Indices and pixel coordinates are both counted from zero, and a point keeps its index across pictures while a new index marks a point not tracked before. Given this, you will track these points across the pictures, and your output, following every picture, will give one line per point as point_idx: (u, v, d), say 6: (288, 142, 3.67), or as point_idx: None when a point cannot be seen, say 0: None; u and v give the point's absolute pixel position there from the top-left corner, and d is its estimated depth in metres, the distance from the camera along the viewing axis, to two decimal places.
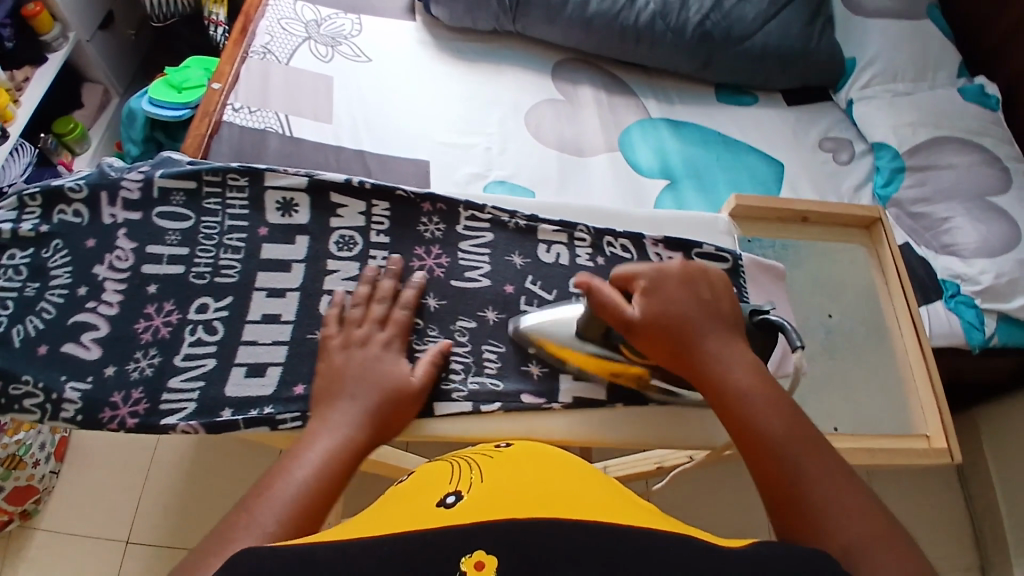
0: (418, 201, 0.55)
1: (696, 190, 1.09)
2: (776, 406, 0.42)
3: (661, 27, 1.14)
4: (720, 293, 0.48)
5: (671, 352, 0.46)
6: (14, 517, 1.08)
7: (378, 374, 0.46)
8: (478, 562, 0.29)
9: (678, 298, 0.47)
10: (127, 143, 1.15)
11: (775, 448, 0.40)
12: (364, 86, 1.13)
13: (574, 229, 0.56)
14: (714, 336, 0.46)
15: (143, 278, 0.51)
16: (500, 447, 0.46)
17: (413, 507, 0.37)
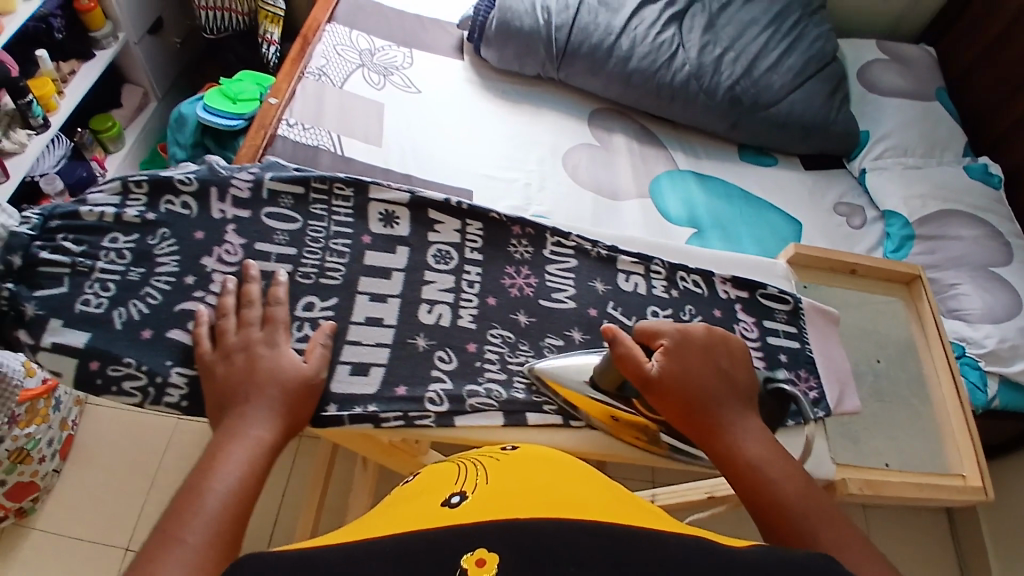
0: (508, 223, 0.59)
1: (722, 241, 1.14)
2: (791, 477, 0.44)
3: (694, 88, 1.21)
4: (738, 365, 0.51)
5: (689, 417, 0.47)
6: (9, 514, 1.04)
7: (269, 370, 0.46)
8: (478, 559, 0.28)
9: (700, 365, 0.49)
10: (173, 146, 1.17)
11: (788, 515, 0.42)
12: (413, 116, 1.18)
13: (650, 262, 0.60)
14: (731, 406, 0.48)
15: None
16: (505, 449, 0.47)
17: (418, 507, 0.37)
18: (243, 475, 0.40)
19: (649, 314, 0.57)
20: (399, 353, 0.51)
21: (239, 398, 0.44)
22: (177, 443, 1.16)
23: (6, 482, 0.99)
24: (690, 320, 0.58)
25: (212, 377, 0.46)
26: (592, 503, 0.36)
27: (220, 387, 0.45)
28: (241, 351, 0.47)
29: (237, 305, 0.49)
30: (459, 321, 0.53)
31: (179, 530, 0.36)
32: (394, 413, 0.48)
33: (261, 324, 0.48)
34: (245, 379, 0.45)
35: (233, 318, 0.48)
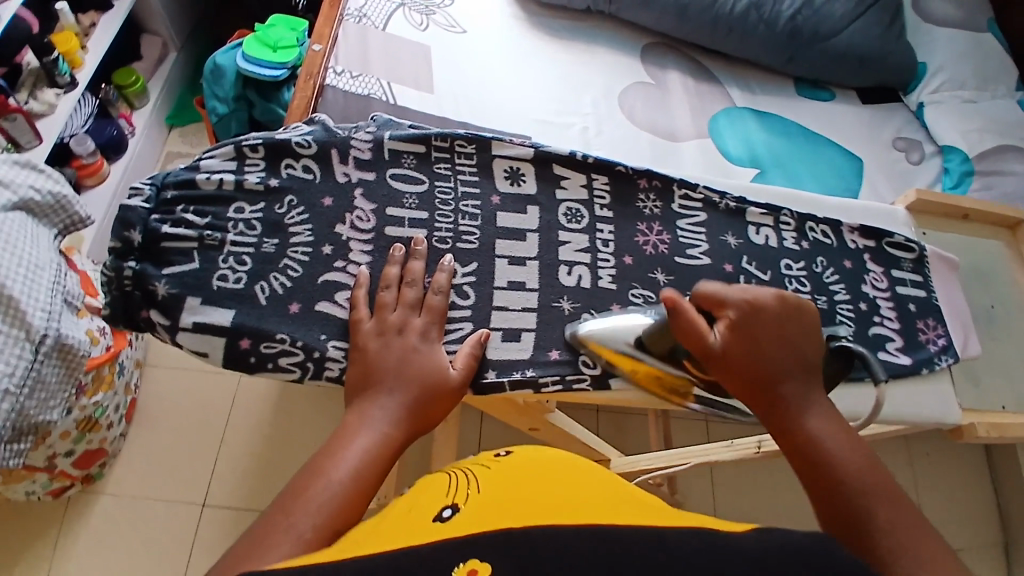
0: (635, 176, 0.57)
1: (785, 181, 1.08)
2: (854, 452, 0.40)
3: (754, 19, 1.14)
4: (811, 339, 0.46)
5: (745, 386, 0.45)
6: (75, 482, 1.03)
7: (421, 364, 0.45)
8: (471, 571, 0.29)
9: (766, 335, 0.45)
10: (211, 100, 1.11)
11: (843, 490, 0.38)
12: (461, 57, 1.12)
13: (779, 213, 0.58)
14: (794, 379, 0.44)
15: (387, 241, 0.50)
16: (499, 455, 0.48)
17: (412, 519, 0.39)
18: (360, 469, 0.38)
19: (782, 267, 0.56)
20: (547, 317, 0.50)
21: (380, 382, 0.43)
22: (241, 404, 1.16)
23: (76, 451, 0.98)
24: (822, 271, 0.57)
25: (365, 353, 0.45)
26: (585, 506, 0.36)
27: (368, 368, 0.44)
28: (397, 334, 0.46)
29: (401, 279, 0.48)
30: (600, 282, 0.52)
31: (288, 517, 0.35)
32: (552, 377, 0.48)
33: (420, 309, 0.47)
34: (397, 366, 0.44)
35: (394, 292, 0.47)
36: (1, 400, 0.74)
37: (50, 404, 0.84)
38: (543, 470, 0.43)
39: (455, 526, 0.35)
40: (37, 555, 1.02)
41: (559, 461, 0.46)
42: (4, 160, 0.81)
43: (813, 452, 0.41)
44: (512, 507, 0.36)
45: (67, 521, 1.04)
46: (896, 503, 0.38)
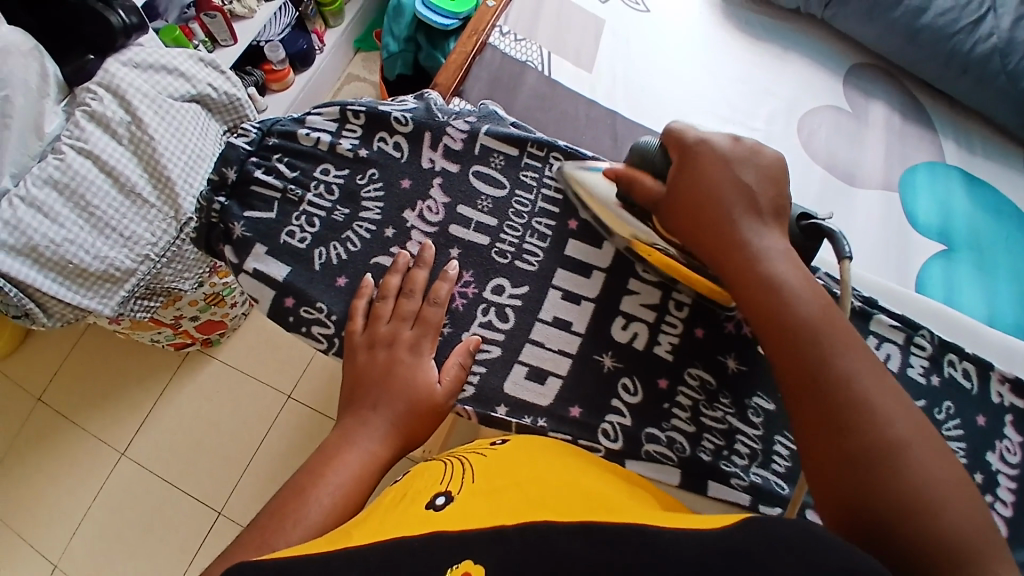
0: None
1: (976, 269, 0.87)
2: (814, 297, 0.43)
3: (998, 66, 0.90)
4: (772, 180, 0.46)
5: (704, 223, 0.45)
6: (196, 342, 1.22)
7: (403, 378, 0.45)
8: (464, 574, 0.32)
9: (715, 174, 0.46)
10: (387, 37, 1.16)
11: (802, 338, 0.41)
12: (634, 38, 1.04)
13: (913, 333, 0.49)
14: (751, 221, 0.45)
15: (448, 239, 0.50)
16: (496, 442, 0.46)
17: (403, 507, 0.39)
18: (348, 481, 0.42)
19: None
20: (581, 367, 0.48)
21: (366, 397, 0.45)
22: None
23: (202, 317, 1.16)
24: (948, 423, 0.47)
25: (354, 362, 0.46)
26: (574, 507, 0.36)
27: (358, 373, 0.46)
28: (387, 346, 0.46)
29: (400, 288, 0.48)
30: (655, 348, 0.49)
31: (270, 541, 0.39)
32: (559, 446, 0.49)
33: (414, 321, 0.47)
34: (382, 378, 0.45)
35: (390, 303, 0.47)
36: (140, 263, 0.92)
37: (185, 275, 1.00)
38: (539, 459, 0.42)
39: (452, 516, 0.36)
40: (149, 388, 1.22)
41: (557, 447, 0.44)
42: (190, 58, 0.97)
43: (781, 313, 0.42)
44: (501, 506, 0.36)
45: (184, 369, 1.24)
46: (850, 352, 0.41)
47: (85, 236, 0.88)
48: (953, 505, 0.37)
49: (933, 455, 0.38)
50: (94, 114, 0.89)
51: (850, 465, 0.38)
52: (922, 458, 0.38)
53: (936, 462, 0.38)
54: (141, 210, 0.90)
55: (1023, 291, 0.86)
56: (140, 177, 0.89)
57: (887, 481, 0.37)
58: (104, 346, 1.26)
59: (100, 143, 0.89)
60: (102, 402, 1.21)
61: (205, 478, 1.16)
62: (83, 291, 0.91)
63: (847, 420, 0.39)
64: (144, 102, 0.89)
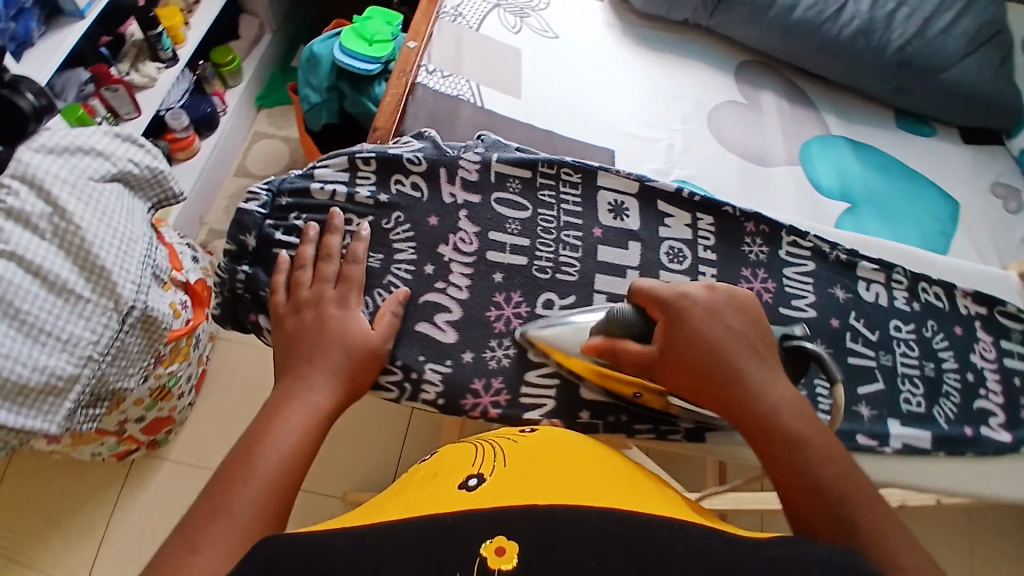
0: (743, 220, 0.63)
1: (880, 219, 1.03)
2: (818, 442, 0.49)
3: (861, 45, 1.07)
4: (752, 319, 0.54)
5: (697, 373, 0.51)
6: (142, 445, 1.10)
7: (336, 330, 0.53)
8: (498, 550, 0.35)
9: (701, 323, 0.52)
10: (306, 88, 1.14)
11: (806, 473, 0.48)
12: (551, 63, 1.12)
13: (891, 272, 0.63)
14: (749, 366, 0.52)
15: (488, 265, 0.59)
16: (524, 430, 0.54)
17: (439, 489, 0.46)
18: (293, 445, 0.48)
19: (892, 326, 0.61)
20: None
21: (299, 356, 0.52)
22: None
23: (149, 415, 1.04)
24: (930, 334, 0.61)
25: (283, 328, 0.53)
26: (587, 490, 0.43)
27: (289, 338, 0.53)
28: (313, 307, 0.54)
29: (317, 258, 0.56)
30: None
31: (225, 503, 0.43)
32: (647, 427, 0.58)
33: (336, 281, 0.55)
34: (312, 337, 0.52)
35: (310, 272, 0.55)
36: (83, 366, 0.83)
37: (130, 371, 0.92)
38: (558, 452, 0.50)
39: (479, 497, 0.42)
40: (99, 506, 1.09)
41: (577, 441, 0.52)
42: (106, 135, 0.90)
43: (780, 446, 0.49)
44: (528, 488, 0.42)
45: (132, 478, 1.11)
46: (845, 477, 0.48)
47: (19, 347, 0.78)
48: None
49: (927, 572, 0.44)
50: (10, 211, 0.80)
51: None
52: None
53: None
54: (76, 307, 0.82)
55: (919, 231, 1.02)
56: (71, 272, 0.82)
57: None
58: (36, 472, 1.11)
59: (23, 242, 0.80)
60: (46, 536, 1.06)
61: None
62: (24, 411, 0.80)
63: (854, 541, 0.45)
64: (65, 189, 0.83)
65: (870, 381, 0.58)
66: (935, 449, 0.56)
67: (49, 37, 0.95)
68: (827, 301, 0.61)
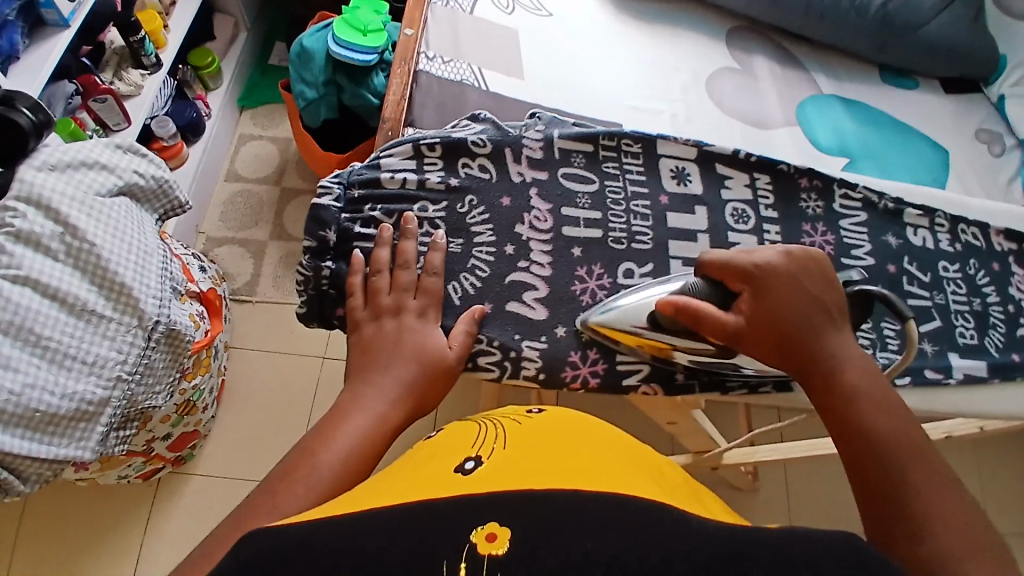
0: (797, 178, 0.70)
1: (877, 170, 1.05)
2: (880, 407, 0.52)
3: (845, 6, 1.10)
4: (839, 289, 0.57)
5: (775, 332, 0.56)
6: (168, 462, 1.08)
7: (414, 338, 0.58)
8: (489, 534, 0.34)
9: (789, 284, 0.56)
10: (298, 84, 1.11)
11: (863, 433, 0.51)
12: (549, 41, 1.11)
13: (933, 215, 0.71)
14: (825, 333, 0.55)
15: (567, 240, 0.65)
16: (528, 413, 0.55)
17: (435, 469, 0.44)
18: (344, 458, 0.49)
19: (941, 266, 0.69)
20: None
21: (379, 362, 0.56)
22: (326, 382, 1.22)
23: (175, 431, 1.03)
24: (974, 273, 0.70)
25: (363, 335, 0.59)
26: (590, 472, 0.42)
27: (370, 344, 0.58)
28: (392, 315, 0.59)
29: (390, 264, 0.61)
30: None
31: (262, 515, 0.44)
32: (740, 382, 0.63)
33: (414, 290, 0.60)
34: (393, 343, 0.57)
35: (386, 277, 0.60)
36: (111, 388, 0.80)
37: (157, 388, 0.89)
38: (559, 435, 0.49)
39: (481, 477, 0.41)
40: (132, 529, 1.09)
41: (577, 426, 0.52)
42: (106, 146, 0.86)
43: (843, 408, 0.53)
44: (526, 468, 0.41)
45: (161, 495, 1.11)
46: (900, 439, 0.50)
47: (46, 375, 0.75)
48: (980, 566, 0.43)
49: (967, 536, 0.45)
50: (18, 234, 0.76)
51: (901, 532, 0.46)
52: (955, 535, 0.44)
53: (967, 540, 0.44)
54: (99, 328, 0.79)
55: (915, 179, 1.05)
56: (89, 292, 0.79)
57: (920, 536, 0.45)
58: (66, 501, 1.10)
59: (37, 265, 0.76)
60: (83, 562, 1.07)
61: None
62: (56, 440, 0.77)
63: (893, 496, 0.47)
64: (73, 207, 0.79)
65: (929, 319, 0.67)
66: (992, 377, 0.65)
67: (34, 50, 0.91)
68: (881, 246, 0.68)
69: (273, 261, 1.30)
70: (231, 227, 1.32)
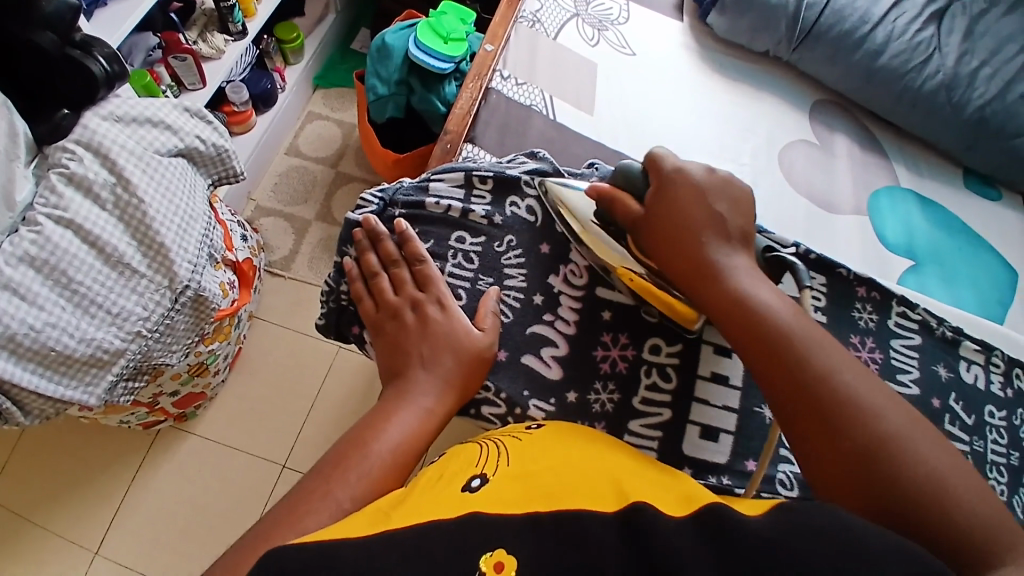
0: (855, 283, 0.67)
1: (942, 279, 0.96)
2: (778, 300, 0.53)
3: (942, 99, 1.01)
4: (737, 207, 0.59)
5: (673, 240, 0.57)
6: (171, 417, 1.10)
7: (435, 328, 0.58)
8: (495, 564, 0.37)
9: (682, 197, 0.58)
10: (374, 78, 1.12)
11: (774, 333, 0.51)
12: (626, 81, 1.08)
13: (990, 354, 0.67)
14: (710, 237, 0.57)
15: (598, 303, 0.65)
16: (530, 428, 0.54)
17: (442, 488, 0.45)
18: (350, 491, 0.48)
19: (988, 412, 0.65)
20: (747, 422, 0.61)
21: (410, 353, 0.57)
22: (336, 371, 1.22)
23: (183, 390, 1.05)
24: (1018, 424, 0.65)
25: (385, 333, 0.60)
26: (588, 488, 0.43)
27: (392, 341, 0.59)
28: (408, 310, 0.60)
29: (383, 263, 0.62)
30: None
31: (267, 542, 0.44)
32: (749, 492, 0.59)
33: (417, 284, 0.61)
34: (421, 335, 0.58)
35: (387, 278, 0.61)
36: (129, 341, 0.82)
37: (173, 347, 0.91)
38: (564, 447, 0.49)
39: (489, 502, 0.42)
40: (121, 475, 1.11)
41: (582, 435, 0.52)
42: (174, 108, 0.88)
43: (742, 311, 0.53)
44: (535, 492, 0.42)
45: (157, 447, 1.13)
46: (823, 347, 0.50)
47: (69, 318, 0.77)
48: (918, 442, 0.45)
49: (895, 409, 0.47)
50: (71, 177, 0.78)
51: (843, 438, 0.46)
52: (887, 417, 0.46)
53: (893, 412, 0.47)
54: (129, 282, 0.81)
55: (980, 295, 0.95)
56: (128, 246, 0.81)
57: (862, 424, 0.46)
58: (68, 433, 1.14)
59: (82, 211, 0.78)
60: (69, 496, 1.09)
61: (202, 551, 1.07)
62: (66, 382, 0.79)
63: (820, 398, 0.47)
64: (129, 160, 0.81)
65: None
66: None
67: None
68: (930, 375, 0.65)
69: (313, 242, 1.31)
70: (282, 200, 1.34)
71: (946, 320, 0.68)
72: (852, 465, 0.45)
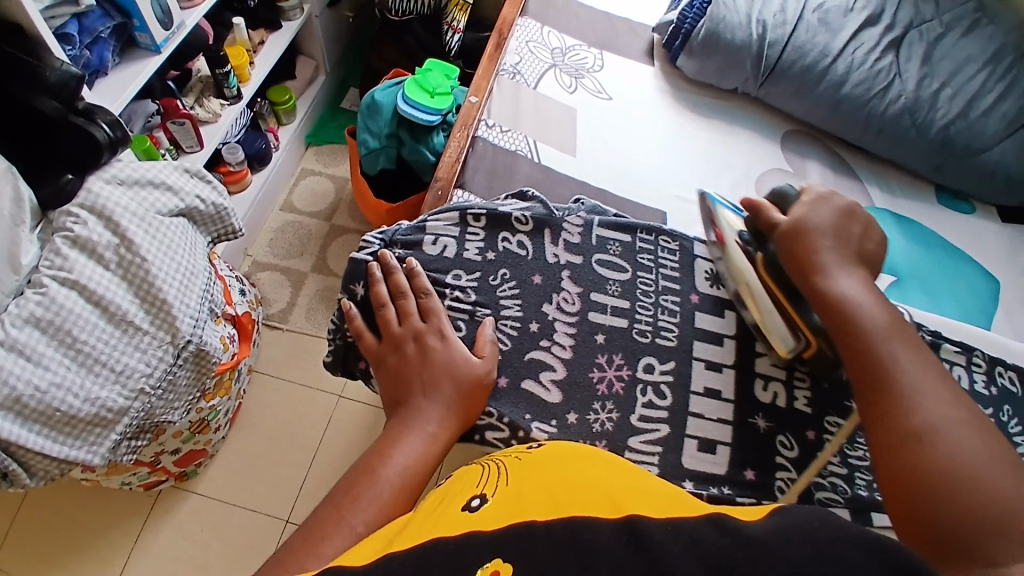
0: None
1: (925, 294, 0.99)
2: (881, 312, 0.58)
3: (905, 122, 1.07)
4: (866, 236, 0.65)
5: (800, 253, 0.63)
6: (171, 477, 1.09)
7: (437, 360, 0.61)
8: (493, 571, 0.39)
9: (822, 220, 0.64)
10: (366, 132, 1.18)
11: (872, 339, 0.56)
12: (604, 123, 1.13)
13: (972, 355, 0.69)
14: (835, 256, 0.62)
15: (592, 326, 0.68)
16: (530, 447, 0.54)
17: (443, 509, 0.46)
18: (364, 522, 0.50)
19: None
20: (742, 432, 0.65)
21: (412, 385, 0.60)
22: (337, 421, 1.22)
23: (184, 448, 1.04)
24: (1007, 420, 0.67)
25: (386, 365, 0.62)
26: (583, 497, 0.44)
27: (396, 371, 0.61)
28: (411, 341, 0.62)
29: (390, 295, 0.64)
30: (796, 403, 0.66)
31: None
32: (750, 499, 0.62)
33: (421, 315, 0.64)
34: (423, 369, 0.60)
35: (392, 309, 0.64)
36: (133, 399, 0.83)
37: (176, 404, 0.92)
38: (563, 463, 0.50)
39: (487, 519, 0.43)
40: (121, 539, 1.09)
41: (582, 450, 0.53)
42: (175, 169, 0.92)
43: (846, 318, 0.58)
44: (531, 505, 0.43)
45: (158, 509, 1.12)
46: (909, 358, 0.55)
47: (74, 377, 0.78)
48: (975, 441, 0.50)
49: (962, 416, 0.51)
50: (76, 239, 0.81)
51: (902, 436, 0.51)
52: (948, 420, 0.51)
53: (960, 418, 0.51)
54: (133, 339, 0.82)
55: (964, 307, 0.98)
56: (131, 303, 0.83)
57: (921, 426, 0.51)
58: (65, 500, 1.12)
59: (86, 271, 0.80)
60: (67, 567, 1.07)
61: None
62: (68, 441, 0.79)
63: (898, 400, 0.53)
64: (132, 221, 0.84)
65: None
66: None
67: (121, 68, 1.00)
68: None
69: (310, 293, 1.34)
70: (277, 255, 1.37)
71: (926, 326, 0.71)
72: (916, 484, 0.49)
